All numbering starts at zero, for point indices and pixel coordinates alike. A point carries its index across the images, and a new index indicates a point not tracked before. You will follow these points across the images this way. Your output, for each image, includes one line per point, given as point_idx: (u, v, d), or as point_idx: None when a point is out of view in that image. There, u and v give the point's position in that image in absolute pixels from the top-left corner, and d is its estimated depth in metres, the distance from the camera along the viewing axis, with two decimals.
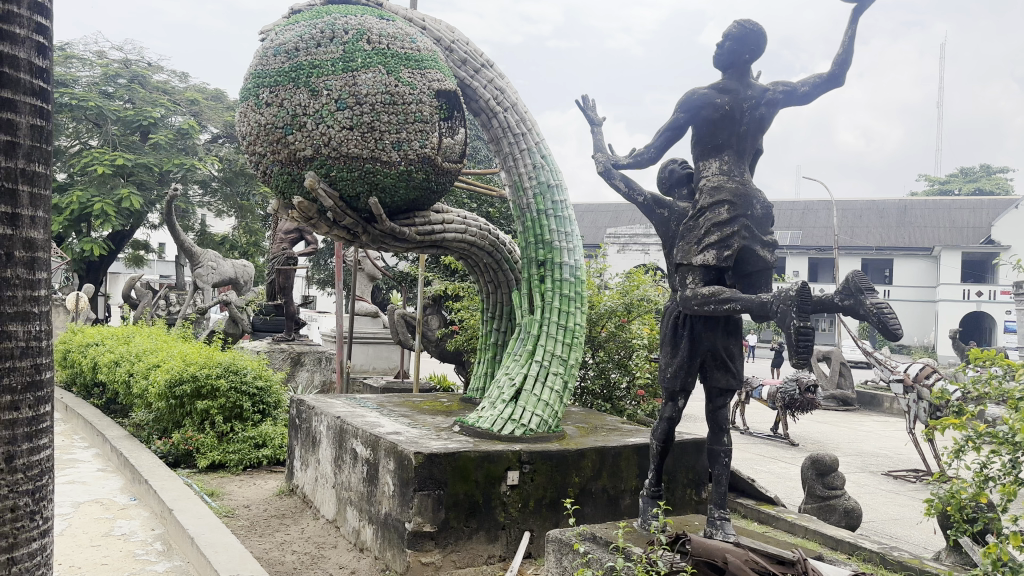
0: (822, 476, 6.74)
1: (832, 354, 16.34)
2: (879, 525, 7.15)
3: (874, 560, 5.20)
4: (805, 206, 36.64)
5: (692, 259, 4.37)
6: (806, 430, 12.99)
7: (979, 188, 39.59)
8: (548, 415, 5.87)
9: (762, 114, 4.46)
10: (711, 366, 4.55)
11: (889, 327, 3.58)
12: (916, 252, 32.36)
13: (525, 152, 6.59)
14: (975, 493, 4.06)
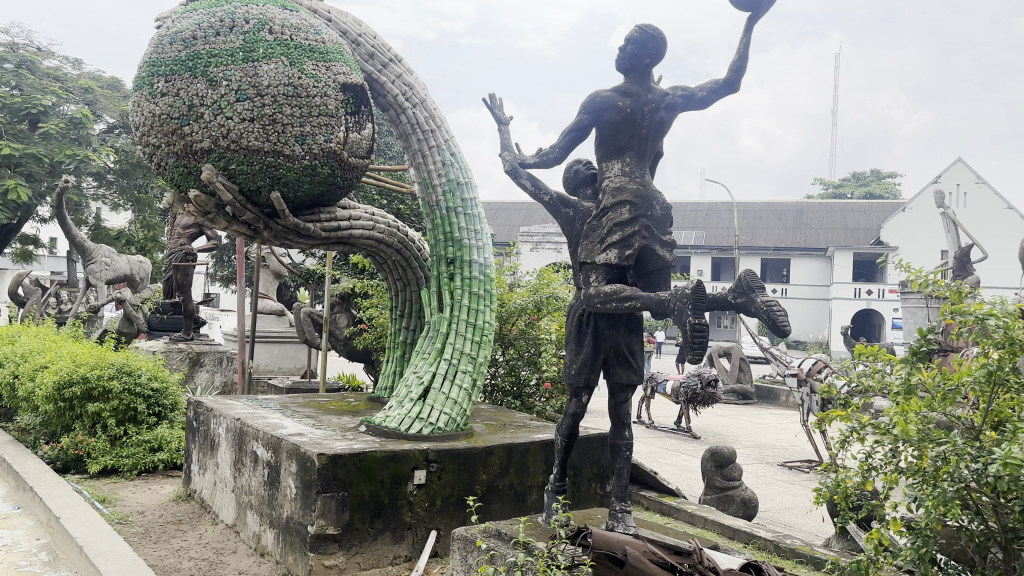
0: (721, 468, 6.98)
1: (733, 350, 16.93)
2: (775, 514, 7.45)
3: (769, 548, 5.47)
4: (710, 207, 37.82)
5: (595, 258, 4.44)
6: (708, 423, 13.42)
7: (869, 192, 41.74)
8: (456, 413, 5.85)
9: (662, 117, 4.55)
10: (614, 362, 4.65)
11: (778, 324, 3.74)
12: (812, 252, 33.87)
13: (434, 149, 6.55)
14: (859, 481, 4.30)
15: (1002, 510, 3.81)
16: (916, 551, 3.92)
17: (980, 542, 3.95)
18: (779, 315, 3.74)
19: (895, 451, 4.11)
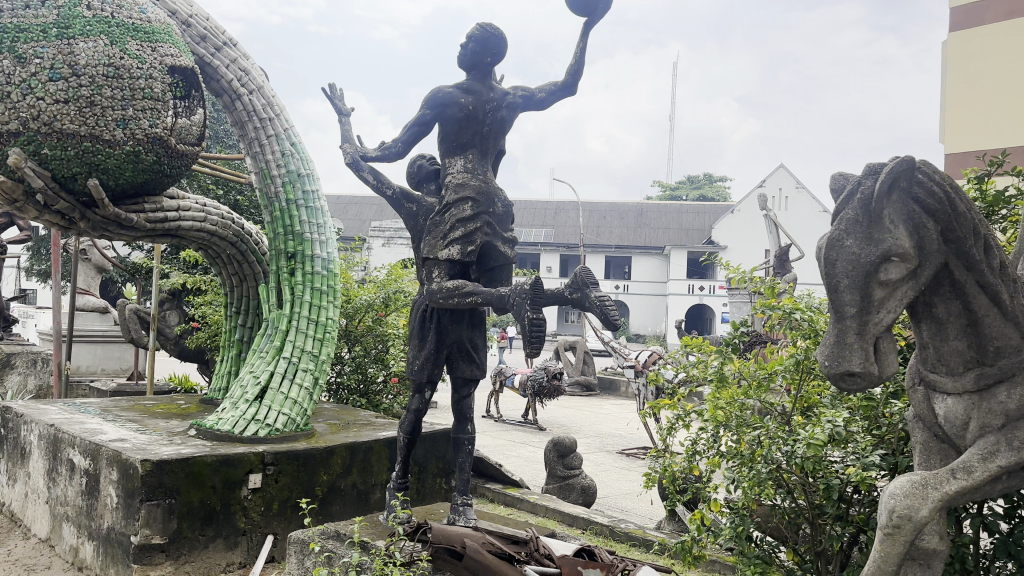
0: (563, 457, 7.18)
1: (577, 344, 17.50)
2: (614, 500, 7.76)
3: (605, 533, 5.76)
4: (557, 206, 38.84)
5: (437, 253, 4.44)
6: (553, 415, 13.79)
7: (703, 195, 44.35)
8: (296, 414, 5.66)
9: (503, 116, 4.61)
10: (456, 357, 4.68)
11: (610, 318, 3.88)
12: (652, 250, 35.56)
13: (272, 138, 6.32)
14: (686, 466, 4.60)
15: (809, 487, 4.17)
16: (734, 529, 4.25)
17: (791, 518, 4.31)
18: (612, 311, 3.88)
19: (717, 436, 4.45)
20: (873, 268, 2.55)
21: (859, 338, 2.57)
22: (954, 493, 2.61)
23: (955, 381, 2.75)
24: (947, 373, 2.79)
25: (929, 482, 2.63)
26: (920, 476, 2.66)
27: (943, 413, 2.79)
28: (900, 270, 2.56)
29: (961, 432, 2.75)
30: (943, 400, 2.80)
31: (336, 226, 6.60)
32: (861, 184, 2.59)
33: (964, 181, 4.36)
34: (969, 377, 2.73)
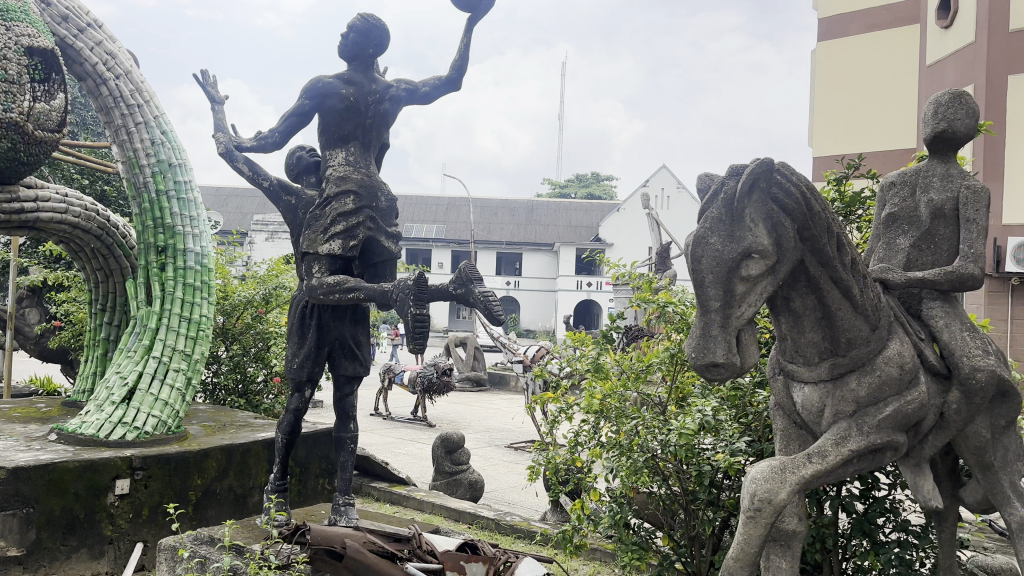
0: (450, 453, 7.18)
1: (467, 340, 17.54)
2: (501, 493, 7.83)
3: (490, 527, 5.86)
4: (447, 202, 38.76)
5: (318, 248, 4.34)
6: (442, 411, 13.77)
7: (591, 193, 45.29)
8: (167, 416, 5.43)
9: (385, 109, 4.57)
10: (338, 354, 4.60)
11: (493, 313, 3.90)
12: (541, 246, 36.05)
13: (141, 126, 6.01)
14: (568, 458, 4.69)
15: (683, 475, 4.36)
16: (612, 517, 4.38)
17: (667, 504, 4.49)
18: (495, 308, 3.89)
19: (597, 427, 4.56)
20: (734, 264, 2.70)
21: (723, 331, 2.70)
22: (810, 475, 2.79)
23: (811, 370, 2.95)
24: (804, 363, 2.98)
25: (787, 466, 2.80)
26: (781, 460, 2.83)
27: (801, 401, 2.99)
28: (760, 266, 2.71)
29: (816, 419, 2.95)
30: (800, 388, 2.99)
31: (211, 218, 6.34)
32: (724, 184, 2.74)
33: (824, 183, 4.64)
34: (823, 367, 2.93)
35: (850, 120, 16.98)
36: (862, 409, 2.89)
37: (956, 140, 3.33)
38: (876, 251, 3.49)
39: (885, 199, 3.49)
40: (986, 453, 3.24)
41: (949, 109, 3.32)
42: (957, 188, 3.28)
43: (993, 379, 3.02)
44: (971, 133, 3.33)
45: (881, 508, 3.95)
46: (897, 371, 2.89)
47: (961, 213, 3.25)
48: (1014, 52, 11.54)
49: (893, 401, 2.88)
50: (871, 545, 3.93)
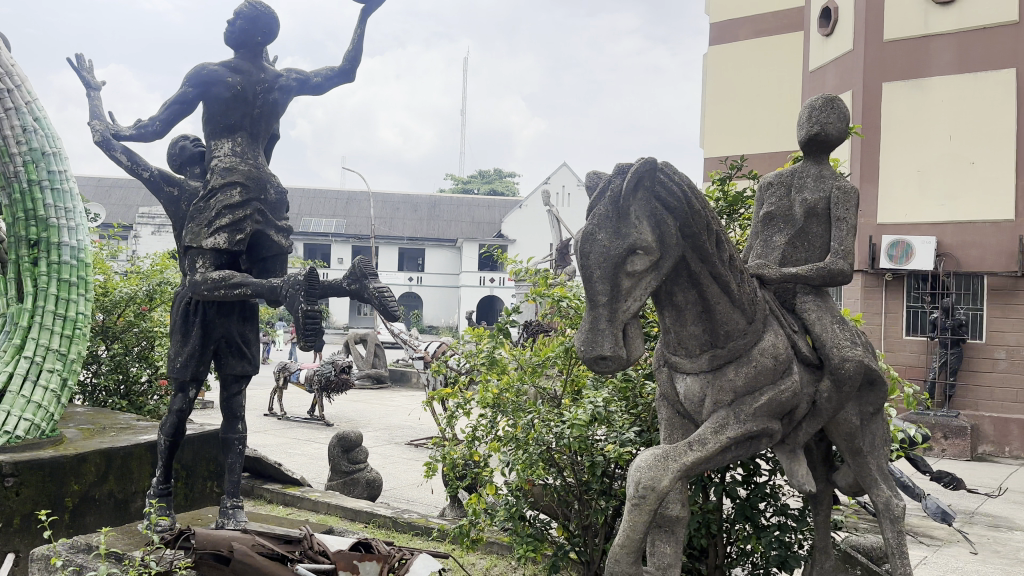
0: (347, 452, 7.08)
1: (367, 336, 17.30)
2: (399, 492, 7.77)
3: (388, 525, 5.83)
4: (347, 196, 38.14)
5: (201, 242, 4.20)
6: (341, 410, 13.54)
7: (493, 189, 45.46)
8: (41, 419, 5.17)
9: (275, 99, 4.45)
10: (225, 352, 4.48)
11: (388, 308, 3.88)
12: (444, 242, 35.97)
13: (11, 111, 5.61)
14: (465, 453, 4.71)
15: (577, 466, 4.45)
16: (508, 510, 4.43)
17: (561, 495, 4.57)
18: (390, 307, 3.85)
19: (493, 421, 4.60)
20: (620, 259, 2.77)
21: (610, 325, 2.77)
22: (691, 463, 2.91)
23: (693, 361, 3.07)
24: (687, 355, 3.10)
25: (670, 454, 2.92)
26: (664, 449, 2.94)
27: (684, 391, 3.11)
28: (645, 262, 2.79)
29: (698, 408, 3.07)
30: (683, 379, 3.11)
31: (87, 209, 6.00)
32: (611, 182, 2.81)
33: (709, 182, 4.89)
34: (704, 359, 3.05)
35: (740, 122, 17.67)
36: (741, 398, 3.03)
37: (829, 143, 3.53)
38: (754, 247, 3.65)
39: (763, 198, 3.66)
40: (856, 438, 3.44)
41: (822, 113, 3.51)
42: (829, 188, 3.47)
43: (861, 368, 3.21)
44: (842, 137, 3.53)
45: (762, 493, 4.14)
46: (772, 361, 3.04)
47: (832, 212, 3.44)
48: (887, 61, 12.29)
49: (768, 390, 3.04)
50: (753, 529, 4.11)
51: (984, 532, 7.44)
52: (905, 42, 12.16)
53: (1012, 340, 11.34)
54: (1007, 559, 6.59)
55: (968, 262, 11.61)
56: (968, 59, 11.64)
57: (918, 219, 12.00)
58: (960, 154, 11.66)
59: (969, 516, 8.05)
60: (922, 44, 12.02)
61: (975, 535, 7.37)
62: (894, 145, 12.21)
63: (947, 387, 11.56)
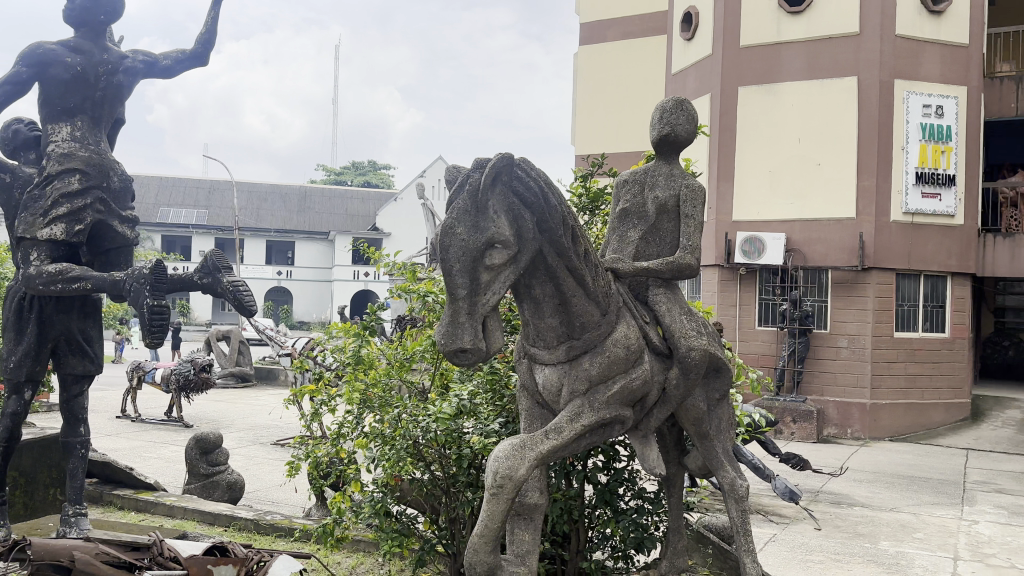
0: (206, 454, 6.80)
1: (231, 333, 16.64)
2: (263, 493, 7.54)
3: (249, 527, 5.68)
4: (211, 185, 36.53)
5: (35, 233, 4.10)
6: (202, 410, 12.96)
7: (367, 181, 44.69)
8: None
9: (120, 81, 4.38)
10: (64, 350, 4.34)
11: (244, 303, 4.24)
12: (315, 235, 35.12)
13: None
14: (330, 450, 4.63)
15: (443, 459, 4.47)
16: (373, 506, 4.39)
17: (429, 490, 4.57)
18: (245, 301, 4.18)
19: (359, 417, 4.54)
20: (479, 253, 2.80)
21: (469, 318, 2.80)
22: (546, 451, 3.00)
23: (551, 352, 3.15)
24: (544, 347, 3.17)
25: (527, 443, 2.99)
26: (521, 438, 3.01)
27: (542, 382, 3.18)
28: (502, 255, 2.84)
29: (556, 398, 3.16)
30: (541, 370, 3.19)
31: None
32: (469, 177, 2.83)
33: (573, 178, 5.04)
34: (561, 349, 3.14)
35: (608, 121, 18.20)
36: (595, 387, 3.14)
37: (678, 143, 3.71)
38: (612, 241, 3.77)
39: (619, 195, 3.80)
40: (703, 423, 3.63)
41: (672, 114, 3.68)
42: (679, 186, 3.66)
43: (705, 357, 3.40)
44: (691, 138, 3.72)
45: (619, 478, 4.30)
46: (624, 351, 3.18)
47: (681, 209, 3.63)
48: (743, 66, 12.98)
49: (620, 379, 3.17)
50: (612, 513, 4.26)
51: (827, 509, 8.02)
52: (758, 49, 12.88)
53: (852, 329, 12.25)
54: (846, 533, 7.13)
55: (813, 256, 12.45)
56: (815, 67, 12.47)
57: (769, 217, 12.76)
58: (807, 156, 12.49)
59: (814, 494, 8.65)
60: (774, 51, 12.77)
61: (819, 512, 7.93)
62: (748, 146, 12.92)
63: (795, 374, 12.37)
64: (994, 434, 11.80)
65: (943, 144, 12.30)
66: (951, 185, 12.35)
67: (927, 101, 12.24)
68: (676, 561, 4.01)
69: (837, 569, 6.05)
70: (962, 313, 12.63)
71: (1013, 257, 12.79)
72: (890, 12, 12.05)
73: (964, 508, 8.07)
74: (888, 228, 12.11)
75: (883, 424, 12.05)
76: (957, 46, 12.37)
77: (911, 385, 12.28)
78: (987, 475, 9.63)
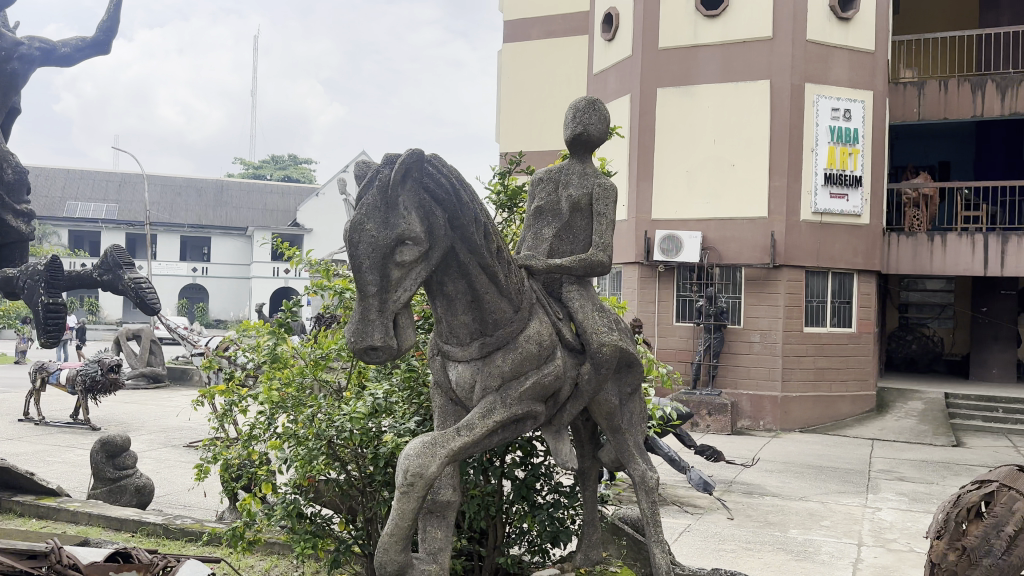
0: (112, 458, 6.53)
1: (141, 332, 16.05)
2: (174, 498, 7.30)
3: (158, 532, 5.49)
4: (122, 178, 35.09)
5: None
6: (109, 413, 12.45)
7: (287, 175, 43.74)
8: None
9: (13, 68, 4.79)
10: None
11: (144, 301, 5.13)
12: (232, 231, 34.19)
13: None
14: (241, 452, 4.52)
15: (359, 458, 4.41)
16: (286, 508, 4.31)
17: (344, 489, 4.50)
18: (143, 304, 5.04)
19: (272, 418, 4.44)
20: (389, 250, 2.79)
21: (380, 316, 2.79)
22: (457, 448, 3.01)
23: (464, 349, 3.16)
24: (457, 344, 3.18)
25: (437, 441, 3.00)
26: (432, 436, 3.01)
27: (455, 378, 3.19)
28: (413, 252, 2.82)
29: (469, 395, 3.17)
30: (455, 366, 3.19)
31: None
32: (379, 172, 2.80)
33: (490, 175, 5.08)
34: (474, 346, 3.15)
35: (530, 118, 18.33)
36: (507, 383, 3.16)
37: (591, 142, 3.77)
38: (526, 239, 3.79)
39: (534, 193, 3.83)
40: (615, 417, 3.69)
41: (584, 114, 3.73)
42: (592, 185, 3.72)
43: (616, 352, 3.46)
44: (602, 138, 3.78)
45: (536, 473, 4.33)
46: (536, 347, 3.21)
47: (593, 208, 3.69)
48: (661, 68, 13.24)
49: (533, 374, 3.20)
50: (529, 508, 4.29)
51: (740, 499, 8.28)
52: (677, 50, 13.16)
53: (764, 325, 12.66)
54: (758, 522, 7.37)
55: (728, 254, 12.82)
56: (730, 70, 12.83)
57: (686, 216, 13.07)
58: (722, 157, 12.84)
59: (727, 485, 8.92)
60: (691, 54, 13.07)
61: (732, 502, 8.18)
62: (666, 146, 13.20)
63: (711, 368, 12.72)
64: (896, 424, 12.39)
65: (850, 146, 12.81)
66: (858, 186, 12.88)
67: (835, 105, 12.73)
68: (590, 554, 4.07)
69: (749, 556, 6.25)
70: (868, 309, 13.21)
71: (914, 255, 13.43)
72: (801, 18, 12.49)
73: (868, 495, 8.45)
74: (798, 227, 12.57)
75: (794, 416, 12.52)
76: (863, 52, 12.90)
77: (820, 378, 12.78)
78: (889, 464, 10.11)
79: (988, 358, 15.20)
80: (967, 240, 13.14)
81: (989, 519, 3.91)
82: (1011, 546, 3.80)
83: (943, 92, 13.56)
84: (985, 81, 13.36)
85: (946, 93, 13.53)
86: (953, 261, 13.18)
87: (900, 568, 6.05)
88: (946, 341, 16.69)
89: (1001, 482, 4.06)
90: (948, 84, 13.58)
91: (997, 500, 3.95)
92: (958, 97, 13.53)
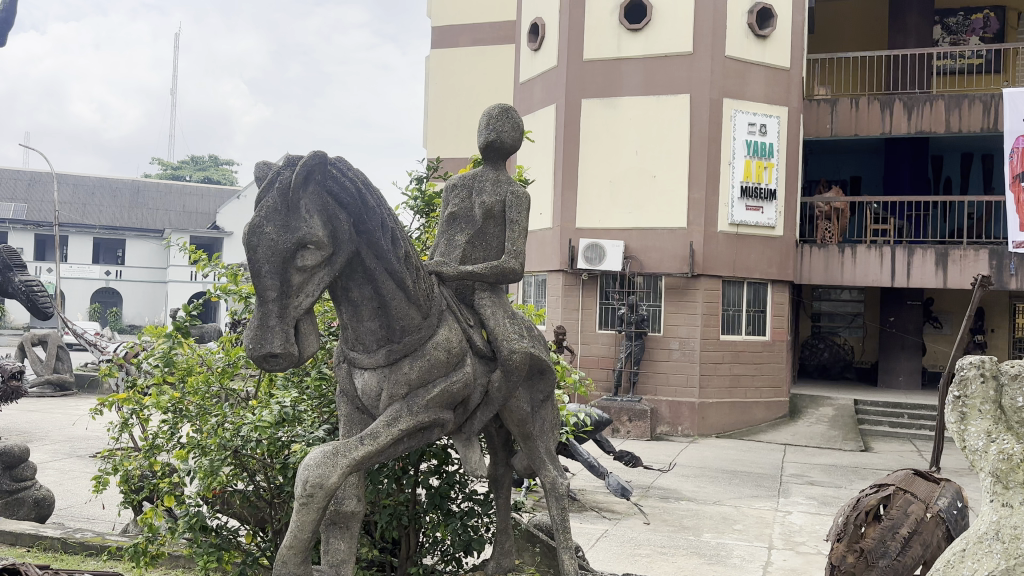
0: (10, 468, 6.19)
1: (49, 336, 15.42)
2: (76, 510, 7.00)
3: (56, 548, 5.26)
4: (31, 177, 33.76)
5: None
6: (11, 421, 11.83)
7: (208, 177, 42.66)
8: None
9: None
10: None
11: (35, 297, 7.68)
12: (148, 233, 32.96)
13: None
14: (142, 463, 4.29)
15: (267, 469, 4.24)
16: (189, 520, 4.10)
17: (251, 501, 4.33)
18: (42, 299, 7.91)
19: (175, 427, 4.25)
20: (289, 254, 2.75)
21: (279, 322, 2.76)
22: (360, 457, 2.97)
23: (370, 357, 3.11)
24: (362, 351, 3.14)
25: (339, 450, 2.96)
26: (333, 445, 2.97)
27: (361, 386, 3.14)
28: (315, 257, 2.79)
29: (375, 402, 3.12)
30: (361, 374, 3.15)
31: None
32: (280, 174, 2.76)
33: (408, 183, 5.03)
34: (381, 354, 3.10)
35: (458, 126, 18.34)
36: (413, 391, 3.13)
37: (504, 150, 3.77)
38: (439, 244, 3.76)
39: (447, 199, 3.80)
40: (526, 423, 3.68)
41: (497, 120, 3.74)
42: (505, 192, 3.72)
43: (526, 358, 3.46)
44: (516, 145, 3.79)
45: (451, 481, 4.27)
46: (444, 355, 3.18)
47: (505, 215, 3.68)
48: (585, 78, 13.40)
49: (439, 382, 3.17)
50: (442, 517, 4.19)
51: (656, 504, 8.40)
52: (599, 63, 13.36)
53: (683, 333, 12.94)
54: (672, 526, 7.50)
55: (649, 263, 13.05)
56: (651, 83, 13.10)
57: (609, 225, 13.25)
58: (644, 168, 13.09)
59: (645, 490, 9.05)
60: (615, 66, 13.29)
61: (648, 507, 8.28)
62: (590, 155, 13.35)
63: (632, 375, 12.88)
64: (808, 430, 12.79)
65: (765, 160, 13.21)
66: (772, 199, 13.29)
67: (752, 120, 13.10)
68: (503, 562, 4.03)
69: (662, 561, 6.35)
70: (781, 317, 13.61)
71: (826, 265, 13.90)
72: (719, 34, 12.81)
73: (779, 499, 8.70)
74: (715, 237, 12.88)
75: (710, 422, 12.82)
76: (778, 69, 13.32)
77: (735, 384, 13.10)
78: (800, 468, 10.45)
79: (895, 366, 15.88)
80: (876, 252, 13.68)
81: (885, 521, 4.07)
82: (906, 547, 3.96)
83: (854, 109, 14.12)
84: (893, 100, 13.97)
85: (857, 110, 14.09)
86: (863, 271, 13.73)
87: (807, 570, 6.22)
88: (856, 349, 17.35)
89: (896, 486, 4.25)
90: (858, 102, 14.15)
91: (894, 504, 4.14)
92: (867, 114, 14.11)
